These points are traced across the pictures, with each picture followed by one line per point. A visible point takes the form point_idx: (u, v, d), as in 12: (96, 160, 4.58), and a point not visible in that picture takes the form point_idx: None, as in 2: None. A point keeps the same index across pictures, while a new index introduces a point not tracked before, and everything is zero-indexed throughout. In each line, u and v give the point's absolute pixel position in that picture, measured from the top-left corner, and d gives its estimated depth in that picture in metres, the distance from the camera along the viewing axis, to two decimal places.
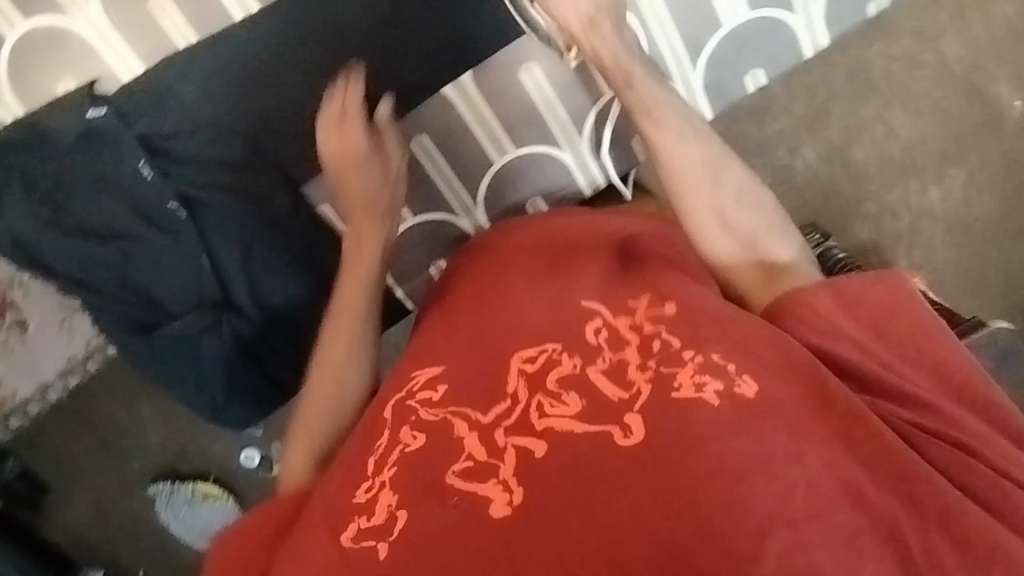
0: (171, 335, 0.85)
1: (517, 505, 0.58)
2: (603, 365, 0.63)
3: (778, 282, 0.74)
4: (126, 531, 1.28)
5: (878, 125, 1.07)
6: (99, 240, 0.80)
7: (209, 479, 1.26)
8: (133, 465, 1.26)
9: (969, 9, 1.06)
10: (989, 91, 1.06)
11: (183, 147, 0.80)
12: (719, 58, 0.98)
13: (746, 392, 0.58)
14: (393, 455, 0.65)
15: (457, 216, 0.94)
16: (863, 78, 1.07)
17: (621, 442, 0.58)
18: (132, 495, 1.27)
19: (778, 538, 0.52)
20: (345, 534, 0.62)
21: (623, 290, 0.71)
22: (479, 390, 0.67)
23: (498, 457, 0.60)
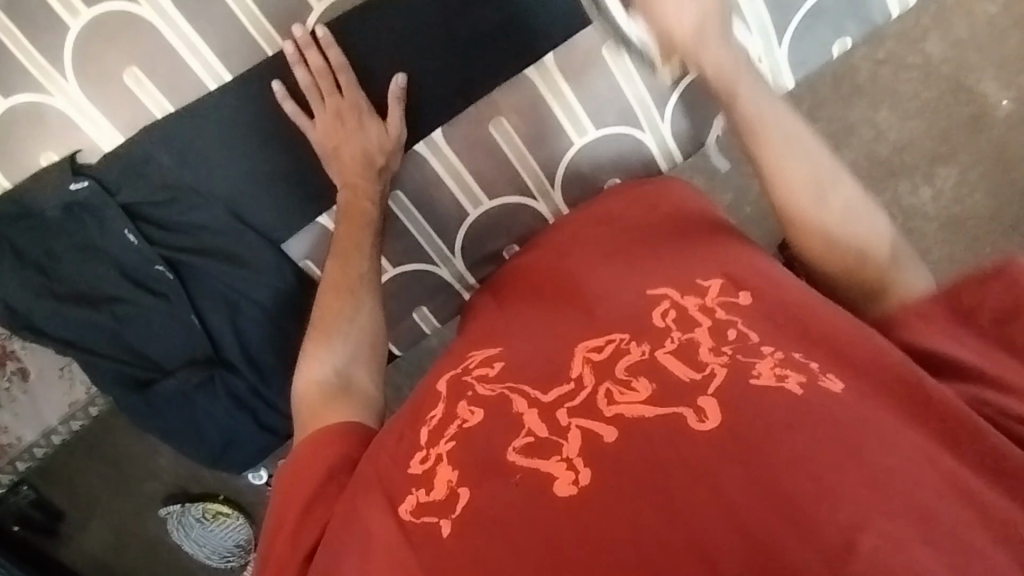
0: (167, 391, 0.87)
1: (584, 485, 0.53)
2: (672, 346, 0.60)
3: (882, 296, 0.69)
4: (141, 551, 1.31)
5: (866, 128, 1.06)
6: (90, 305, 0.83)
7: (219, 499, 1.28)
8: (145, 488, 1.29)
9: (952, 9, 1.05)
10: (976, 90, 1.06)
11: (167, 216, 0.82)
12: (687, 103, 0.95)
13: (831, 387, 0.56)
14: (451, 430, 0.61)
15: (437, 266, 0.95)
16: (848, 82, 1.06)
17: (697, 427, 0.54)
18: (146, 517, 1.30)
19: (875, 531, 0.47)
20: (405, 506, 0.58)
21: (691, 272, 0.68)
22: (540, 373, 0.63)
23: (561, 435, 0.56)
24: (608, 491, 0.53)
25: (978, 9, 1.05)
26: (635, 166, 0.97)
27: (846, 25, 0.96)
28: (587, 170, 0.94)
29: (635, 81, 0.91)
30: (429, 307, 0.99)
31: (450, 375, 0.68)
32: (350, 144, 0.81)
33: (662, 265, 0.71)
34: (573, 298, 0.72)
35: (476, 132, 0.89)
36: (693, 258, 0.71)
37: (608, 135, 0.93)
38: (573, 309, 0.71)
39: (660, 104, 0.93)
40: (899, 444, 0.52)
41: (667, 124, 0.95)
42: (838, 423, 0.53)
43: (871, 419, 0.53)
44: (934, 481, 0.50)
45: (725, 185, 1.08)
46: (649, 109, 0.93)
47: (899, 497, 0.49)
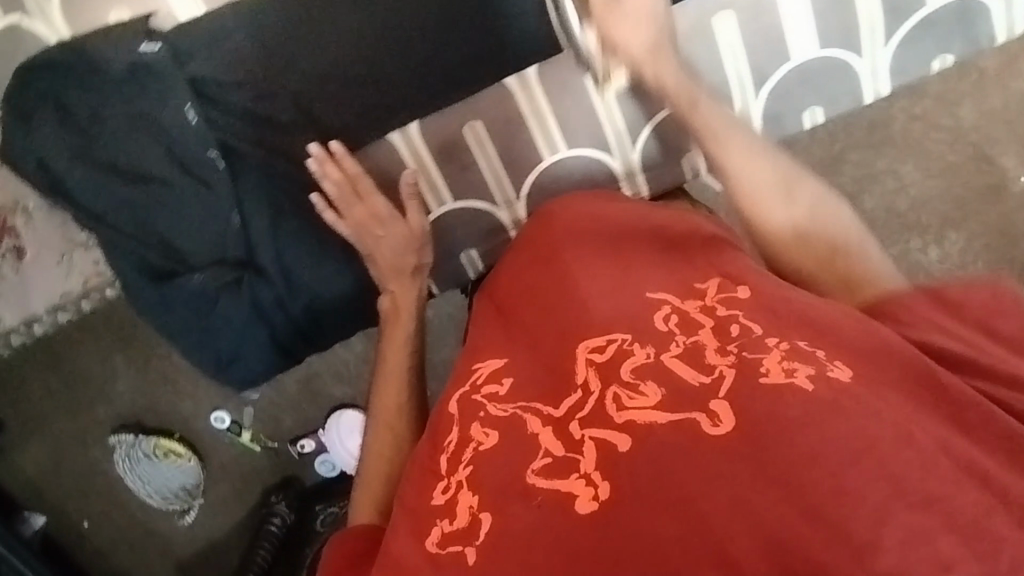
0: (189, 287, 0.89)
1: (605, 500, 0.55)
2: (677, 351, 0.61)
3: (862, 289, 0.72)
4: (78, 480, 1.24)
5: (889, 179, 1.09)
6: (128, 180, 0.88)
7: (173, 437, 1.22)
8: (96, 412, 1.22)
9: (991, 80, 1.08)
10: (996, 162, 1.08)
11: (229, 97, 0.91)
12: (785, 90, 0.96)
13: (840, 376, 0.56)
14: (467, 454, 0.63)
15: (498, 208, 0.94)
16: (882, 131, 1.09)
17: (711, 431, 0.55)
18: (91, 444, 1.23)
19: (900, 522, 0.48)
20: (430, 539, 0.59)
21: (692, 275, 0.70)
22: (545, 385, 0.65)
23: (577, 449, 0.58)
24: (626, 503, 0.54)
25: (1014, 84, 1.08)
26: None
27: (950, 42, 0.98)
28: (671, 142, 0.94)
29: (738, 56, 0.94)
30: (478, 251, 0.96)
31: (460, 393, 0.69)
32: (385, 247, 0.86)
33: (658, 271, 0.71)
34: (571, 286, 0.72)
35: (568, 76, 0.91)
36: (692, 262, 0.72)
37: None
38: (568, 300, 0.70)
39: (757, 83, 0.95)
40: (914, 437, 0.52)
41: (759, 103, 0.96)
42: (839, 433, 0.52)
43: (871, 413, 0.53)
44: (951, 475, 0.50)
45: None
46: (744, 83, 0.95)
47: (916, 487, 0.49)
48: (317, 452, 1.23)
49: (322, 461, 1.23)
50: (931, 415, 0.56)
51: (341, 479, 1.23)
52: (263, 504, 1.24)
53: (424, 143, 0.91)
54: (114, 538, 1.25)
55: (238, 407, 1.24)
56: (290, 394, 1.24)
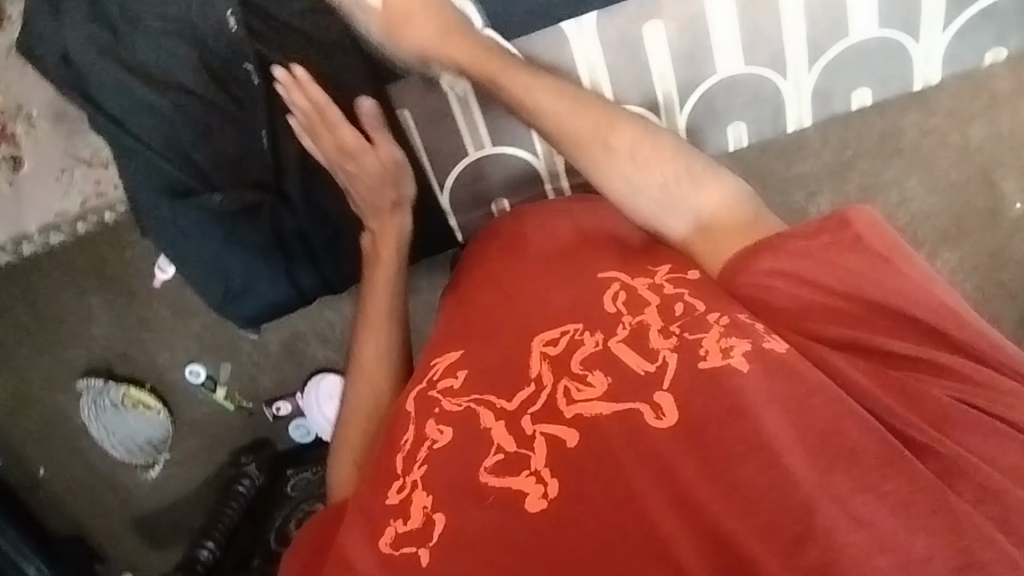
0: (207, 206, 0.89)
1: (553, 497, 0.58)
2: (624, 335, 0.66)
3: (728, 241, 0.72)
4: (37, 423, 1.18)
5: (893, 192, 1.10)
6: (157, 87, 0.86)
7: (144, 388, 1.18)
8: (66, 354, 1.17)
9: (1004, 103, 1.09)
10: (998, 186, 1.09)
11: (276, 9, 0.87)
12: (834, 68, 1.05)
13: (775, 348, 0.61)
14: (422, 452, 0.65)
15: (536, 158, 0.94)
16: (892, 143, 1.10)
17: (654, 423, 0.59)
18: (53, 387, 1.18)
19: (826, 514, 0.51)
20: (384, 537, 0.62)
21: (644, 259, 0.74)
22: (499, 375, 0.68)
23: (528, 445, 0.62)
24: (575, 499, 0.58)
25: None
26: (762, 115, 1.08)
27: (1008, 37, 1.05)
28: (717, 104, 1.06)
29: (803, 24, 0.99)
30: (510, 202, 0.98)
31: (419, 389, 0.71)
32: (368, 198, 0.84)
33: (611, 252, 0.75)
34: (529, 277, 0.75)
35: None
36: (645, 246, 0.76)
37: (753, 77, 1.04)
38: (524, 293, 0.74)
39: (812, 58, 1.03)
40: (844, 431, 0.55)
41: (809, 79, 1.05)
42: (762, 427, 0.56)
43: (799, 408, 0.57)
44: (894, 475, 0.53)
45: None
46: (799, 58, 1.03)
47: (845, 480, 0.53)
48: (295, 416, 1.20)
49: (298, 426, 1.20)
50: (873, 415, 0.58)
51: (314, 446, 1.20)
52: (232, 464, 1.21)
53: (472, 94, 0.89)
54: (69, 488, 1.20)
55: (215, 363, 1.19)
56: (270, 352, 1.20)
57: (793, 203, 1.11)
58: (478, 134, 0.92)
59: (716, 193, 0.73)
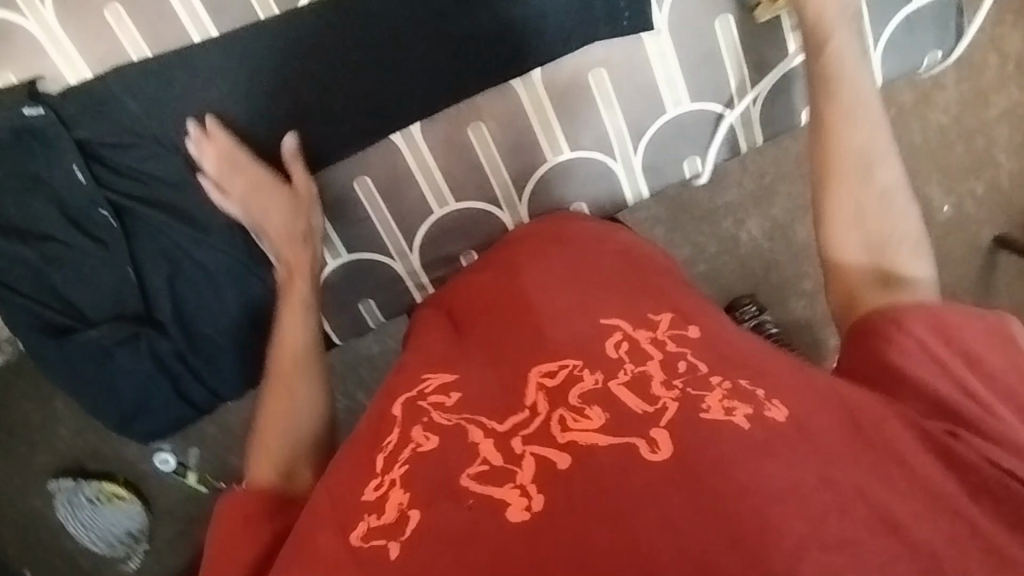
0: (84, 344, 0.87)
1: (537, 512, 0.51)
2: (625, 377, 0.57)
3: (893, 291, 0.69)
4: (19, 526, 1.22)
5: None
6: (23, 241, 0.82)
7: (117, 481, 1.21)
8: (37, 457, 1.21)
9: (911, 113, 1.11)
10: (922, 192, 1.12)
11: (122, 156, 0.81)
12: (661, 143, 0.98)
13: (775, 417, 0.53)
14: (404, 454, 0.58)
15: (392, 259, 0.97)
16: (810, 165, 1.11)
17: (647, 457, 0.52)
18: (31, 489, 1.22)
19: (808, 561, 0.46)
20: (355, 533, 0.55)
21: (645, 304, 0.67)
22: (495, 399, 0.60)
23: (516, 463, 0.53)
24: (562, 515, 0.50)
25: (932, 118, 1.12)
26: (602, 192, 1.00)
27: None
28: (556, 189, 0.98)
29: (614, 110, 0.93)
30: (375, 301, 1.01)
31: (407, 397, 0.64)
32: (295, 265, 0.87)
33: (609, 299, 0.69)
34: (526, 320, 0.68)
35: (453, 131, 0.91)
36: (648, 296, 0.69)
37: (579, 159, 0.96)
38: (513, 336, 0.67)
39: (635, 137, 0.96)
40: (835, 477, 0.51)
41: (639, 158, 0.98)
42: (767, 479, 0.50)
43: (805, 459, 0.51)
44: (864, 516, 0.49)
45: (683, 241, 1.12)
46: (622, 141, 0.96)
47: (834, 527, 0.48)
48: None
49: None
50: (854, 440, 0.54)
51: None
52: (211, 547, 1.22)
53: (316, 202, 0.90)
54: None
55: (182, 449, 1.22)
56: (233, 432, 1.23)
57: (724, 231, 1.12)
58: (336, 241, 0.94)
59: (917, 265, 0.71)
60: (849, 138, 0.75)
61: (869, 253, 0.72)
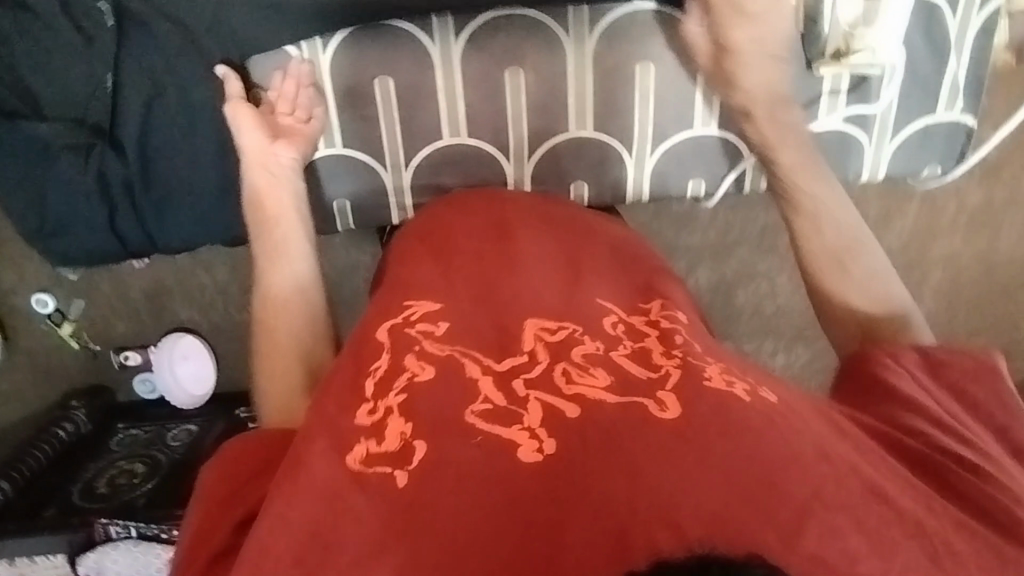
0: (30, 133, 0.86)
1: (549, 454, 0.50)
2: (626, 351, 0.59)
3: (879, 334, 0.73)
4: None
5: (764, 282, 1.20)
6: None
7: None
8: None
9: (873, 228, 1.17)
10: None
11: None
12: (675, 156, 0.98)
13: (768, 397, 0.56)
14: (399, 382, 0.57)
15: (384, 169, 0.96)
16: (771, 239, 1.18)
17: (655, 413, 0.52)
18: None
19: (818, 520, 0.46)
20: (353, 455, 0.53)
21: (639, 291, 0.69)
22: (491, 339, 0.61)
23: (521, 405, 0.54)
24: (574, 459, 0.49)
25: (886, 240, 1.18)
26: (607, 180, 0.99)
27: None
28: (564, 162, 0.97)
29: (647, 107, 0.94)
30: (351, 205, 0.98)
31: (391, 324, 0.64)
32: (265, 191, 0.84)
33: (602, 278, 0.70)
34: (521, 271, 0.68)
35: (490, 68, 0.91)
36: (636, 284, 0.71)
37: (598, 140, 0.96)
38: (504, 286, 0.67)
39: (657, 140, 0.97)
40: (832, 454, 0.51)
41: (653, 160, 0.98)
42: (771, 445, 0.50)
43: (808, 444, 0.51)
44: (859, 490, 0.48)
45: None
46: (643, 139, 0.96)
47: (835, 491, 0.48)
48: (141, 369, 1.14)
49: (141, 380, 1.15)
50: (841, 437, 0.54)
51: (159, 403, 1.15)
52: (60, 405, 1.14)
53: (329, 77, 0.91)
54: None
55: (65, 295, 1.13)
56: (128, 296, 1.14)
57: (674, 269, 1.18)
58: (337, 127, 0.93)
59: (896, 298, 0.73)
60: (809, 185, 0.79)
61: (859, 293, 0.74)
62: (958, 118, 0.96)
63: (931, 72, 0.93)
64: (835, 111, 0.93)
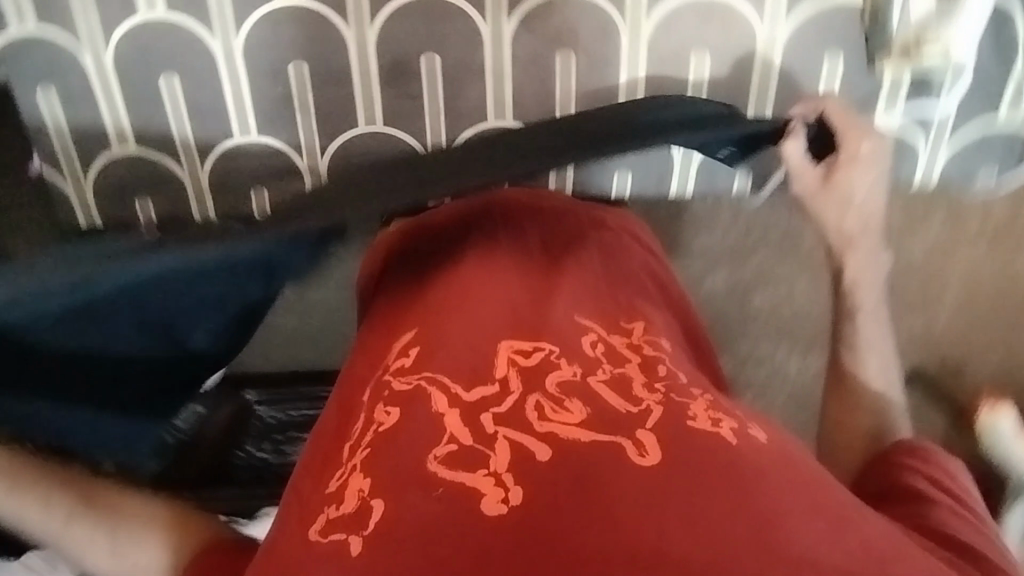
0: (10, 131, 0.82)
1: (513, 505, 0.48)
2: (605, 376, 0.59)
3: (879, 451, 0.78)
4: None
5: (781, 288, 1.18)
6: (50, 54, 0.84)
7: None
8: None
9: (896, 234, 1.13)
10: None
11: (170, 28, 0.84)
12: None
13: (757, 436, 0.56)
14: (366, 437, 0.57)
15: (425, 149, 0.96)
16: (791, 244, 1.15)
17: (635, 459, 0.50)
18: None
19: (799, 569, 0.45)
20: (315, 527, 0.52)
21: (621, 312, 0.70)
22: (465, 365, 0.60)
23: (488, 446, 0.52)
24: (540, 509, 0.47)
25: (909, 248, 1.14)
26: (648, 175, 1.10)
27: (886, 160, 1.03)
28: None
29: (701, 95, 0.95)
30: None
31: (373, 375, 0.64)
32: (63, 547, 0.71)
33: (580, 291, 0.70)
34: (501, 288, 0.68)
35: (539, 51, 0.91)
36: (616, 302, 0.71)
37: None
38: (482, 305, 0.66)
39: None
40: (821, 508, 0.50)
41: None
42: (760, 499, 0.49)
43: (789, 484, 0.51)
44: (853, 548, 0.48)
45: None
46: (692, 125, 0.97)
47: (813, 532, 0.47)
48: None
49: None
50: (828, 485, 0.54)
51: None
52: None
53: (375, 48, 0.90)
54: None
55: None
56: None
57: (688, 271, 1.17)
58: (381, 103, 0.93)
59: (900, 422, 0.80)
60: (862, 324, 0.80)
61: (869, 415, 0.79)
62: (1017, 123, 1.01)
63: (990, 70, 0.97)
64: (895, 109, 0.99)
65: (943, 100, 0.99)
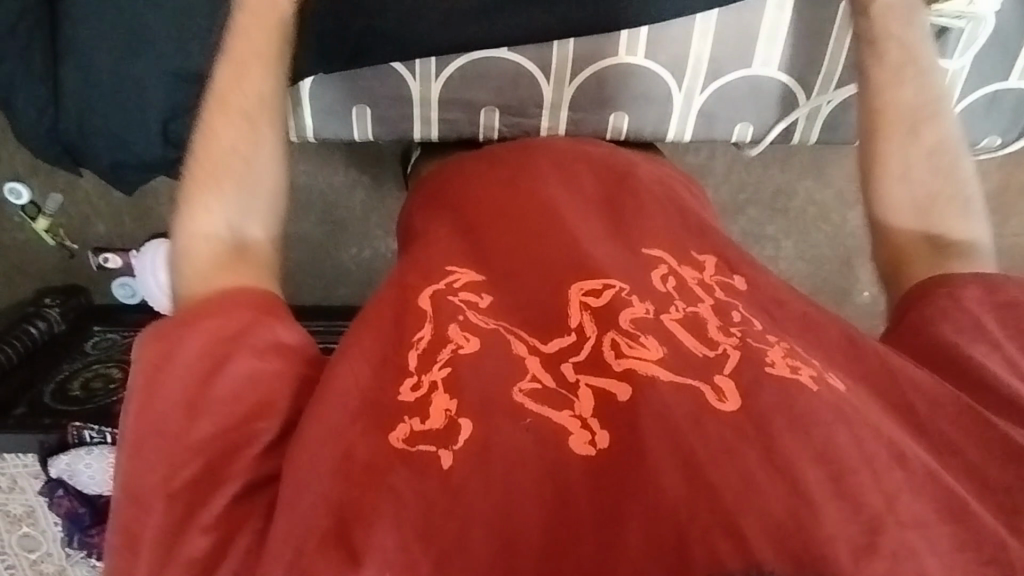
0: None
1: (602, 449, 0.46)
2: (677, 315, 0.55)
3: (947, 257, 0.66)
4: None
5: (769, 245, 1.18)
6: None
7: None
8: None
9: None
10: (854, 273, 1.21)
11: None
12: (728, 95, 0.89)
13: (837, 384, 0.51)
14: (444, 355, 0.53)
15: (413, 78, 0.86)
16: (782, 202, 1.15)
17: (716, 405, 0.48)
18: None
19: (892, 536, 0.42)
20: (395, 433, 0.48)
21: (687, 241, 0.65)
22: (537, 310, 0.57)
23: (573, 391, 0.50)
24: (628, 454, 0.46)
25: None
26: (647, 117, 0.91)
27: None
28: (607, 91, 0.88)
29: (704, 41, 0.85)
30: (373, 112, 0.88)
31: (433, 288, 0.58)
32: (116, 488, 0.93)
33: (647, 224, 0.65)
34: (559, 226, 0.63)
35: None
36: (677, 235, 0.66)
37: (649, 71, 0.87)
38: (555, 236, 0.62)
39: (710, 77, 0.88)
40: (907, 455, 0.47)
41: (702, 99, 0.89)
42: (842, 449, 0.45)
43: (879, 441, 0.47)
44: (936, 499, 0.44)
45: None
46: (693, 72, 0.87)
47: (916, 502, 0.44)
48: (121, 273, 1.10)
49: (122, 284, 1.11)
50: (913, 433, 0.51)
51: (137, 309, 1.12)
52: (32, 302, 1.08)
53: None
54: None
55: (41, 188, 1.05)
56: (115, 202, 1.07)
57: None
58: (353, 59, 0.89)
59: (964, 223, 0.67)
60: (895, 139, 0.70)
61: (920, 217, 0.68)
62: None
63: (1014, 33, 0.88)
64: None
65: (958, 60, 0.88)
